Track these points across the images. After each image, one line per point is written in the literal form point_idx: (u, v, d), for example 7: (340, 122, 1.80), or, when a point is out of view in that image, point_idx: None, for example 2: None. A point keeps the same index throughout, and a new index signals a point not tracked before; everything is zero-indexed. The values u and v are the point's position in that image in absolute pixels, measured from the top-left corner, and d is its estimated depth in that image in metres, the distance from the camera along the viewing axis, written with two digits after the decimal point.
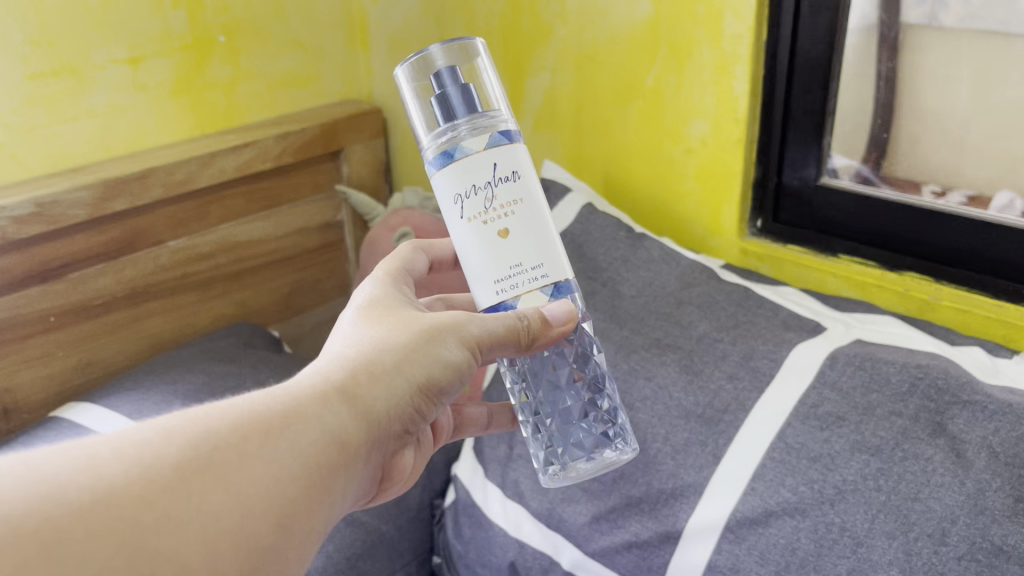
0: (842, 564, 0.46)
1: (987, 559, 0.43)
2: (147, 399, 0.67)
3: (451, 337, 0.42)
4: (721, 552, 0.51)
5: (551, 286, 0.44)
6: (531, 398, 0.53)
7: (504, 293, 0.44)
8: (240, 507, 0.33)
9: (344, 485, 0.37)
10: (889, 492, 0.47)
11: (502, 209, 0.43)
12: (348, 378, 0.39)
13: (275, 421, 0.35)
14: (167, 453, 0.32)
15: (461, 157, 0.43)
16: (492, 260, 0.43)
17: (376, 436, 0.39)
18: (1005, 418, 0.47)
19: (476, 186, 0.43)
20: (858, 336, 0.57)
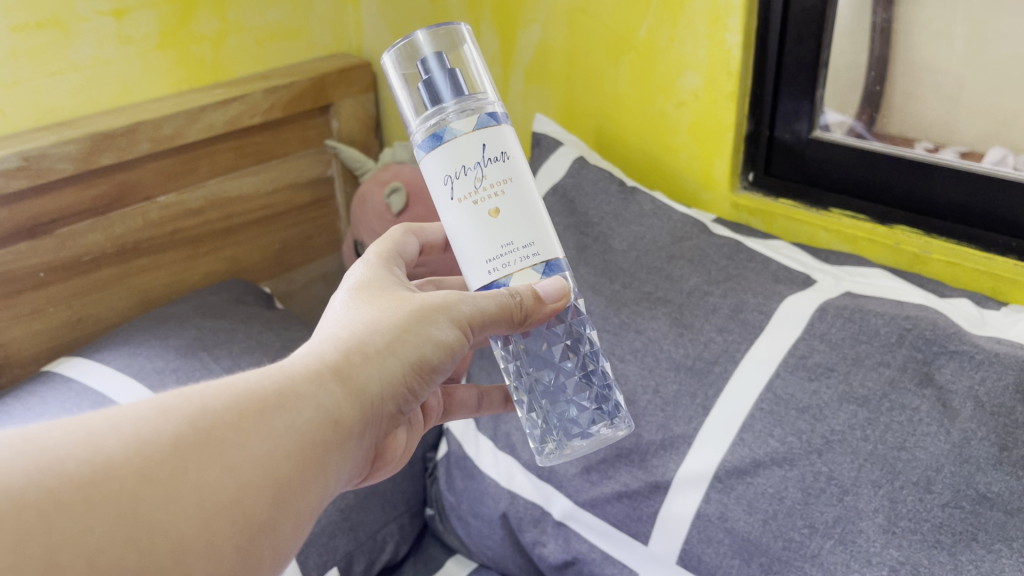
0: (828, 512, 0.47)
1: (972, 506, 0.44)
2: (139, 353, 0.67)
3: (443, 317, 0.42)
4: (710, 502, 0.52)
5: (542, 264, 0.44)
6: (524, 377, 0.53)
7: (496, 272, 0.43)
8: (236, 482, 0.33)
9: (338, 464, 0.37)
10: (876, 442, 0.48)
11: (492, 189, 0.43)
12: (342, 357, 0.39)
13: (271, 399, 0.36)
14: (164, 429, 0.32)
15: (450, 138, 0.42)
16: (484, 240, 0.43)
17: (370, 415, 0.39)
18: (992, 368, 0.47)
19: (466, 166, 0.42)
20: (847, 288, 0.57)
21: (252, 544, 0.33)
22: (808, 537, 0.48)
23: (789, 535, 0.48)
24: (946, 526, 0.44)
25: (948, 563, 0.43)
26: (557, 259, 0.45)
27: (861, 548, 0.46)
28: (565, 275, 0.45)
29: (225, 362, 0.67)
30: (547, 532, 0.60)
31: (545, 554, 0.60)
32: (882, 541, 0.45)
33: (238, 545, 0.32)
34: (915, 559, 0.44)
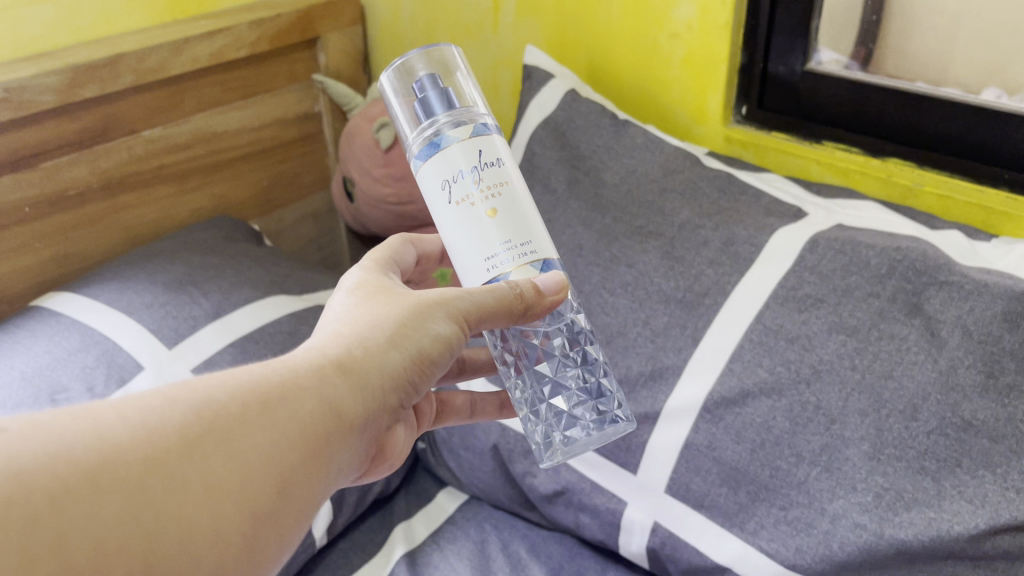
0: (815, 441, 0.49)
1: (956, 433, 0.45)
2: (127, 289, 0.66)
3: (441, 313, 0.40)
4: (698, 431, 0.54)
5: (540, 262, 0.43)
6: (524, 381, 0.50)
7: (495, 270, 0.42)
8: (241, 472, 0.32)
9: (341, 456, 0.36)
10: (863, 371, 0.49)
11: (490, 190, 0.41)
12: (344, 351, 0.38)
13: (274, 390, 0.34)
14: (170, 419, 0.31)
15: (447, 145, 0.41)
16: (483, 242, 0.41)
17: (373, 410, 0.37)
18: (981, 298, 0.47)
19: (462, 169, 0.41)
20: (839, 221, 0.57)
21: (256, 535, 0.32)
22: (795, 465, 0.50)
23: (776, 463, 0.51)
24: (931, 454, 0.46)
25: (932, 488, 0.45)
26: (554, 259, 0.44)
27: (847, 475, 0.48)
28: (562, 272, 0.44)
29: (214, 298, 0.66)
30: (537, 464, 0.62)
31: (535, 484, 0.62)
32: (868, 468, 0.47)
33: (243, 536, 0.32)
34: (899, 486, 0.46)
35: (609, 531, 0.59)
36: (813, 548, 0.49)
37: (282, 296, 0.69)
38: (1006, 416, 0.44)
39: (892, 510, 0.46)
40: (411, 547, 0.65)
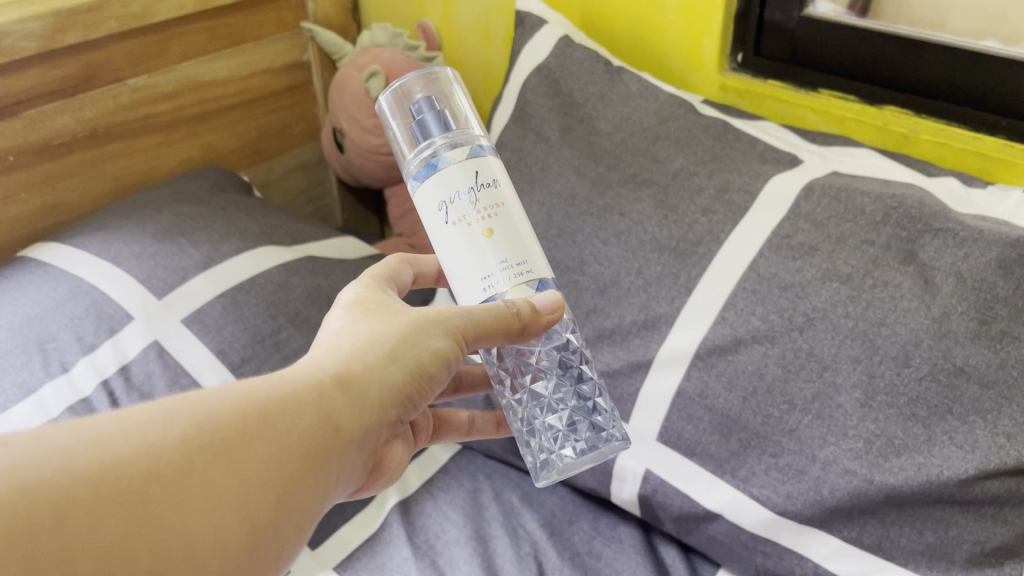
0: (808, 388, 0.49)
1: (948, 379, 0.45)
2: (115, 239, 0.66)
3: (437, 329, 0.39)
4: (690, 379, 0.54)
5: (536, 281, 0.42)
6: (519, 402, 0.49)
7: (491, 288, 0.41)
8: (242, 485, 0.31)
9: (340, 469, 0.35)
10: (856, 319, 0.48)
11: (486, 210, 0.41)
12: (343, 366, 0.37)
13: (273, 404, 0.34)
14: (170, 432, 0.31)
15: (444, 167, 0.41)
16: (480, 263, 0.41)
17: (372, 425, 0.37)
18: (975, 245, 0.47)
19: (459, 190, 0.41)
20: (834, 169, 0.56)
21: (255, 548, 0.32)
22: (786, 413, 0.50)
23: (768, 411, 0.51)
24: (922, 400, 0.46)
25: (922, 435, 0.46)
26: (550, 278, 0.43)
27: (838, 421, 0.48)
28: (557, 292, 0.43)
29: (204, 247, 0.65)
30: None
31: None
32: (859, 416, 0.47)
33: (242, 549, 0.31)
34: (890, 432, 0.46)
35: (601, 480, 0.60)
36: (804, 494, 0.49)
37: (271, 247, 0.68)
38: (998, 362, 0.44)
39: (882, 456, 0.47)
40: (404, 497, 0.66)
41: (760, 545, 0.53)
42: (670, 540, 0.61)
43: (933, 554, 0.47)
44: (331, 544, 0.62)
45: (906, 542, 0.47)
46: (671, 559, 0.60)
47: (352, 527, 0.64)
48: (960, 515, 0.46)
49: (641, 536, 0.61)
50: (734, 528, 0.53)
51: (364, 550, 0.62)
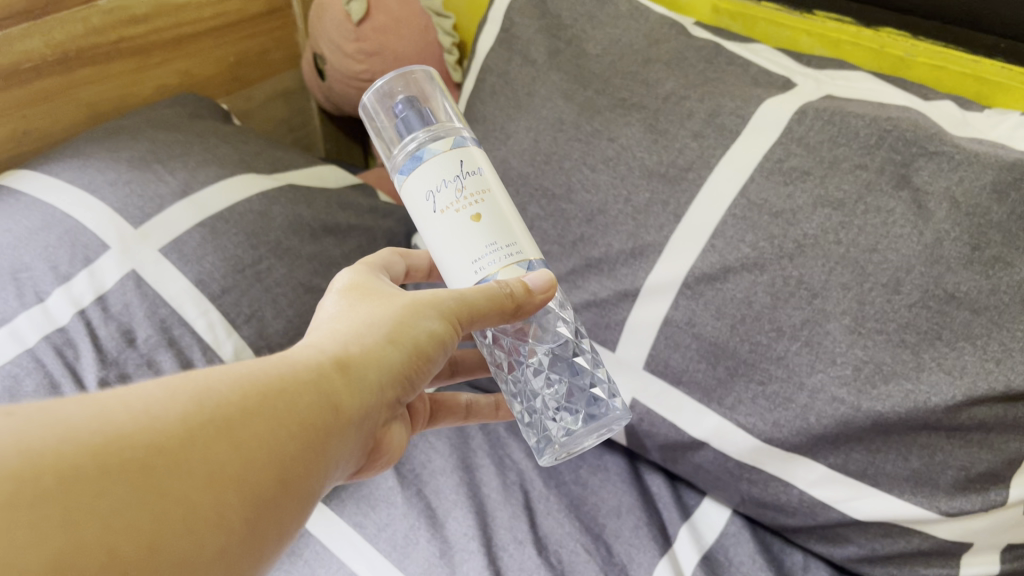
0: (797, 316, 0.49)
1: (938, 306, 0.45)
2: (89, 166, 0.64)
3: (431, 311, 0.38)
4: (678, 308, 0.53)
5: (526, 262, 0.42)
6: (518, 385, 0.50)
7: (482, 271, 0.41)
8: (246, 460, 0.29)
9: (340, 450, 0.34)
10: (848, 245, 0.47)
11: (474, 196, 0.41)
12: (341, 348, 0.35)
13: (275, 381, 0.32)
14: (172, 408, 0.29)
15: (429, 157, 0.41)
16: (469, 247, 0.41)
17: (371, 407, 0.35)
18: (971, 169, 0.45)
19: (445, 178, 0.41)
20: (828, 92, 0.54)
21: (259, 526, 0.30)
22: (775, 340, 0.49)
23: (756, 339, 0.50)
24: (912, 326, 0.45)
25: (911, 362, 0.45)
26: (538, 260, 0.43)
27: (826, 349, 0.48)
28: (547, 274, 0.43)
29: (181, 175, 0.64)
30: None
31: None
32: (848, 343, 0.47)
33: (247, 530, 0.29)
34: (878, 359, 0.46)
35: None
36: (789, 421, 0.49)
37: (251, 175, 0.67)
38: (990, 288, 0.43)
39: (870, 383, 0.46)
40: None
41: (745, 472, 0.53)
42: (655, 469, 0.62)
43: (918, 479, 0.47)
44: None
45: (892, 468, 0.48)
46: (657, 488, 0.61)
47: None
48: (946, 441, 0.46)
49: (627, 465, 0.62)
50: (721, 457, 0.54)
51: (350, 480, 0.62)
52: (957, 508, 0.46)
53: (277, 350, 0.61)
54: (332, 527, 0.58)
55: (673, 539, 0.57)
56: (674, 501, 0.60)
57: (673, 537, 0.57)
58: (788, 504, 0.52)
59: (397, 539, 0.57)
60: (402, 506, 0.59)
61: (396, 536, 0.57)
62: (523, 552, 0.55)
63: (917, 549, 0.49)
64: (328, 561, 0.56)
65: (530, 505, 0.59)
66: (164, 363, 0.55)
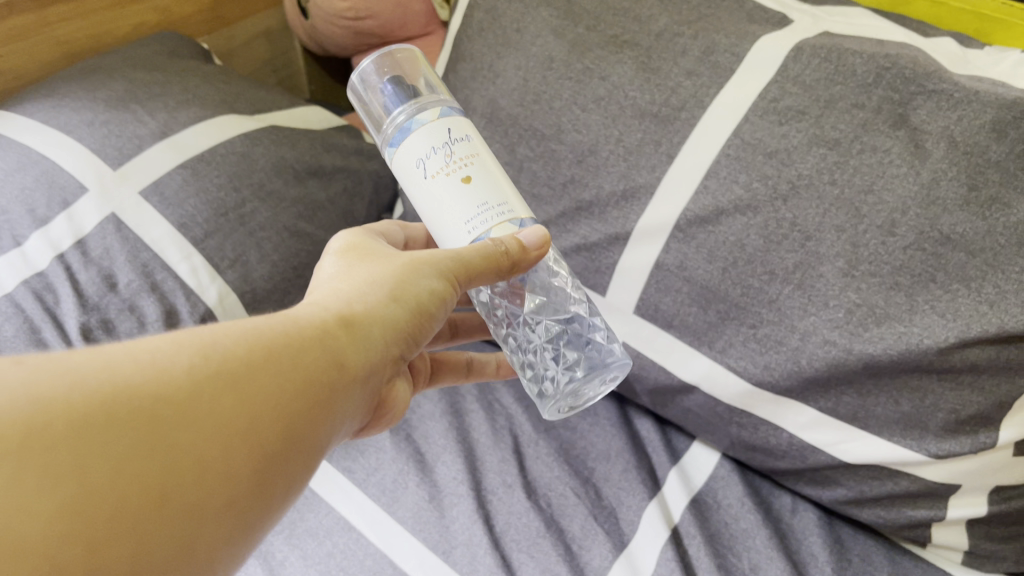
0: (789, 258, 0.48)
1: (933, 249, 0.44)
2: (65, 107, 0.62)
3: (429, 270, 0.37)
4: (669, 251, 0.53)
5: (518, 220, 0.41)
6: (517, 338, 0.49)
7: (475, 232, 0.40)
8: (252, 413, 0.29)
9: (345, 405, 0.33)
10: (842, 186, 0.46)
11: (463, 160, 0.40)
12: (344, 304, 0.35)
13: (281, 336, 0.31)
14: (177, 359, 0.28)
15: (417, 127, 0.40)
16: (459, 213, 0.40)
17: (375, 363, 0.34)
18: (970, 107, 0.44)
19: (435, 146, 0.40)
20: (826, 29, 0.53)
21: (264, 481, 0.29)
22: (767, 284, 0.49)
23: (748, 282, 0.49)
24: (905, 269, 0.45)
25: (904, 304, 0.45)
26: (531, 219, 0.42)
27: (818, 292, 0.47)
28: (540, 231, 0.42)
29: (160, 116, 0.62)
30: None
31: None
32: (841, 286, 0.46)
33: (251, 486, 0.29)
34: (871, 301, 0.45)
35: None
36: (780, 365, 0.49)
37: (232, 116, 0.65)
38: (986, 230, 0.42)
39: (862, 326, 0.46)
40: None
41: (735, 417, 0.53)
42: (644, 413, 0.62)
43: (907, 423, 0.47)
44: None
45: (882, 412, 0.48)
46: (646, 432, 0.61)
47: None
48: (937, 385, 0.45)
49: (617, 409, 0.62)
50: (711, 401, 0.54)
51: None
52: (945, 451, 0.46)
53: (263, 295, 0.60)
54: (322, 472, 0.58)
55: (662, 482, 0.57)
56: (663, 445, 0.60)
57: (662, 481, 0.57)
58: (777, 448, 0.53)
59: (387, 484, 0.57)
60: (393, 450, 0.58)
61: (386, 480, 0.57)
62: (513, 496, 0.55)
63: (905, 491, 0.49)
64: (318, 505, 0.56)
65: (520, 449, 0.59)
66: (146, 308, 0.54)
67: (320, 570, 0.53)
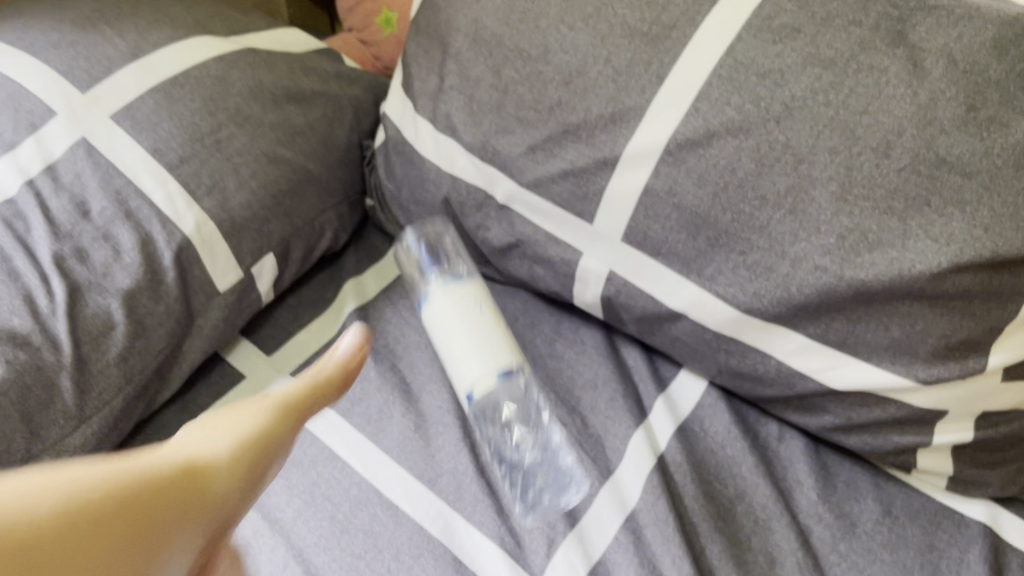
0: (781, 182, 0.46)
1: (928, 172, 0.43)
2: (31, 28, 0.59)
3: (316, 393, 0.36)
4: (659, 176, 0.50)
5: (517, 368, 0.54)
6: (490, 446, 0.55)
7: (501, 368, 0.53)
8: (191, 499, 0.28)
9: (248, 495, 0.32)
10: (837, 107, 0.45)
11: (482, 307, 0.55)
12: (245, 423, 0.32)
13: (201, 458, 0.30)
14: (97, 468, 0.25)
15: (466, 286, 0.56)
16: (463, 361, 0.53)
17: (274, 453, 0.33)
18: (970, 24, 0.44)
19: (469, 305, 0.55)
20: None
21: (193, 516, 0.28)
22: (758, 209, 0.47)
23: (739, 208, 0.48)
24: (900, 193, 0.44)
25: (897, 229, 0.44)
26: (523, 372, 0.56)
27: (811, 217, 0.46)
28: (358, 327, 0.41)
29: (130, 37, 0.59)
30: (490, 218, 0.59)
31: (489, 239, 0.59)
32: (833, 211, 0.45)
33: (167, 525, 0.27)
34: (864, 227, 0.44)
35: (563, 283, 0.58)
36: (769, 292, 0.48)
37: (208, 38, 0.63)
38: (982, 151, 0.42)
39: (854, 252, 0.45)
40: (361, 303, 0.64)
41: (723, 344, 0.53)
42: (632, 342, 0.61)
43: (899, 348, 0.46)
44: (290, 349, 0.61)
45: (872, 338, 0.47)
46: (633, 360, 0.60)
47: (310, 334, 0.62)
48: (929, 310, 0.45)
49: (603, 338, 0.61)
50: (699, 328, 0.53)
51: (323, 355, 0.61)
52: (934, 376, 0.46)
53: (241, 224, 0.57)
54: None
55: (648, 410, 0.57)
56: (650, 373, 0.59)
57: (648, 409, 0.57)
58: (766, 376, 0.52)
59: (371, 413, 0.56)
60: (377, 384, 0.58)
61: (370, 409, 0.56)
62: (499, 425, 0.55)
63: (892, 417, 0.49)
64: (301, 434, 0.55)
65: None
66: (122, 237, 0.53)
67: (305, 498, 0.52)
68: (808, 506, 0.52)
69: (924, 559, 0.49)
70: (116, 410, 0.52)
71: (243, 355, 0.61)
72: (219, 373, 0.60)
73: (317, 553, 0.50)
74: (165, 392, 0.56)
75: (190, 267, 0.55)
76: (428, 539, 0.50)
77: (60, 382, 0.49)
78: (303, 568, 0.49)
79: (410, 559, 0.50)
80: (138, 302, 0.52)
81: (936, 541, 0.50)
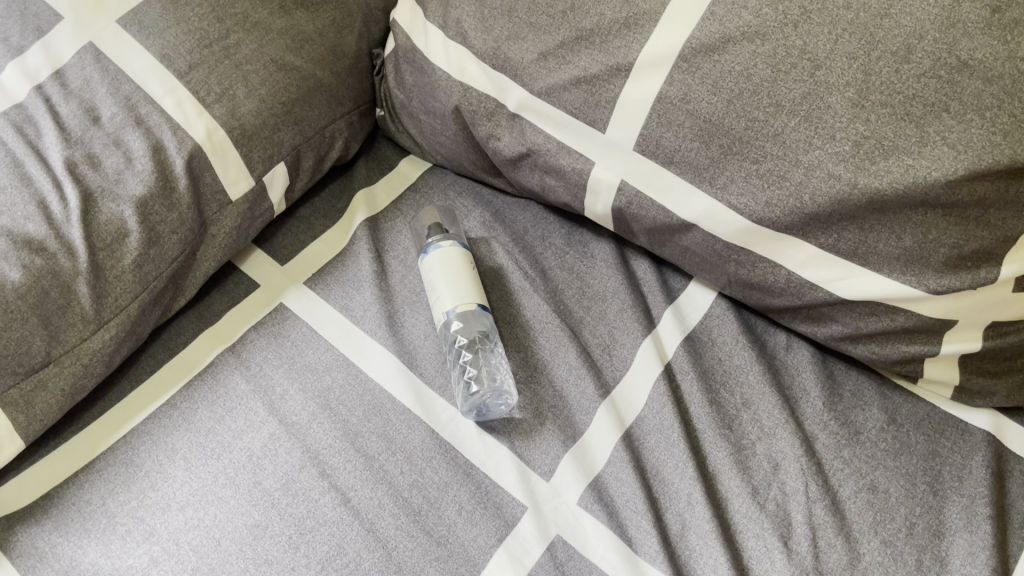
0: (796, 89, 0.45)
1: (949, 76, 0.42)
2: None
3: None
4: (673, 84, 0.49)
5: (479, 310, 0.55)
6: (451, 323, 0.54)
7: (460, 305, 0.54)
8: None
9: None
10: (858, 10, 0.44)
11: (466, 265, 0.56)
12: None
13: None
14: None
15: (451, 247, 0.56)
16: (434, 299, 0.56)
17: None
18: None
19: (453, 277, 0.55)
20: None
21: None
22: (772, 116, 0.46)
23: (753, 116, 0.47)
24: (918, 99, 0.43)
25: (914, 136, 0.43)
26: (491, 313, 0.56)
27: (825, 124, 0.45)
28: None
29: None
30: (501, 127, 0.58)
31: (500, 149, 0.59)
32: (849, 117, 0.44)
33: None
34: (880, 134, 0.44)
35: (574, 193, 0.58)
36: (781, 201, 0.48)
37: None
38: (1007, 54, 0.41)
39: (868, 160, 0.44)
40: (372, 214, 0.64)
41: (733, 255, 0.52)
42: (642, 254, 0.61)
43: (909, 259, 0.46)
44: (302, 259, 0.62)
45: (884, 248, 0.47)
46: (643, 273, 0.60)
47: (321, 245, 0.63)
48: (942, 220, 0.44)
49: (614, 251, 0.61)
50: (709, 239, 0.52)
51: (333, 264, 0.61)
52: (944, 286, 0.46)
53: (251, 132, 0.57)
54: (317, 310, 0.58)
55: (657, 321, 0.57)
56: (659, 285, 0.59)
57: (657, 320, 0.57)
58: (775, 285, 0.52)
59: (381, 319, 0.57)
60: (391, 293, 0.59)
61: (381, 315, 0.57)
62: (511, 334, 0.57)
63: (900, 327, 0.49)
64: (316, 342, 0.56)
65: (517, 287, 0.59)
66: (132, 143, 0.53)
67: (319, 403, 0.53)
68: (814, 413, 0.53)
69: (926, 466, 0.50)
70: (132, 315, 0.53)
71: (256, 265, 0.61)
72: (232, 283, 0.60)
73: (331, 454, 0.51)
74: (180, 299, 0.57)
75: (201, 174, 0.55)
76: (439, 443, 0.52)
77: (77, 288, 0.50)
78: (319, 470, 0.51)
79: (422, 462, 0.51)
80: (151, 209, 0.53)
81: (939, 449, 0.51)
